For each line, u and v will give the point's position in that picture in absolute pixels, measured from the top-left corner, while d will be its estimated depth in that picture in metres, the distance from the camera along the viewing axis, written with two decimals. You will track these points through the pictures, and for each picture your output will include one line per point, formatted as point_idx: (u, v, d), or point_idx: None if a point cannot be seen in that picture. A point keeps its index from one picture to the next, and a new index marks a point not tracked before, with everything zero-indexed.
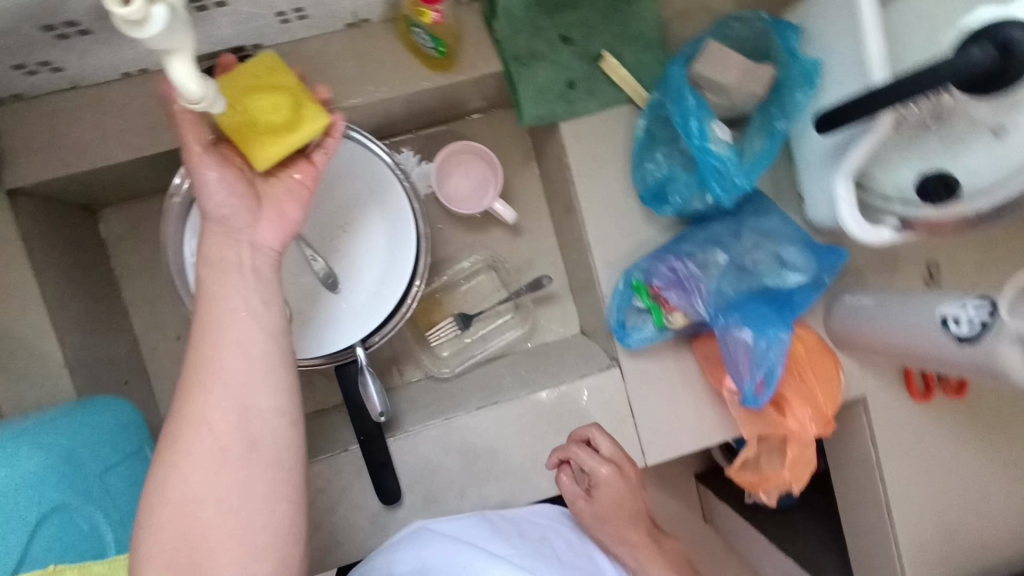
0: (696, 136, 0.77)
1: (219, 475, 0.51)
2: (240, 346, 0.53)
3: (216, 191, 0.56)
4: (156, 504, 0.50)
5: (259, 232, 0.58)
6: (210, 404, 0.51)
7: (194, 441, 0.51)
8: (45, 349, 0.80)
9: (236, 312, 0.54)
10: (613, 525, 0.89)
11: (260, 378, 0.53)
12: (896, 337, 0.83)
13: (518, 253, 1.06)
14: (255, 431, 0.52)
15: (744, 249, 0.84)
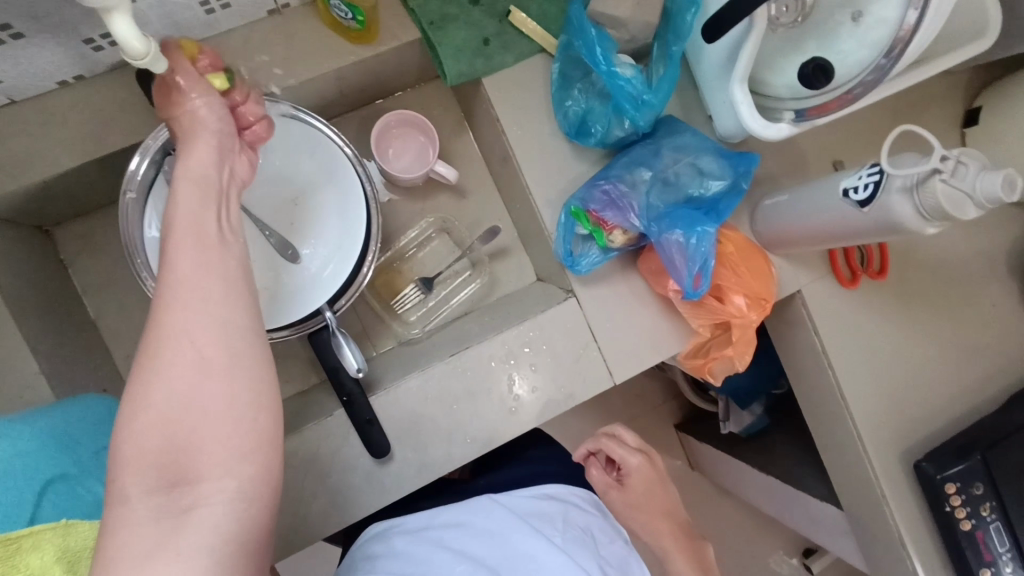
0: (602, 63, 0.85)
1: (203, 382, 0.52)
2: (211, 266, 0.55)
3: (209, 118, 0.61)
4: (139, 411, 0.51)
5: (234, 167, 0.64)
6: (189, 315, 0.52)
7: (176, 350, 0.52)
8: (15, 358, 0.81)
9: (210, 233, 0.56)
10: (644, 515, 0.98)
11: (235, 294, 0.55)
12: (812, 223, 0.91)
13: (466, 214, 1.12)
14: (232, 344, 0.54)
15: (666, 165, 0.93)
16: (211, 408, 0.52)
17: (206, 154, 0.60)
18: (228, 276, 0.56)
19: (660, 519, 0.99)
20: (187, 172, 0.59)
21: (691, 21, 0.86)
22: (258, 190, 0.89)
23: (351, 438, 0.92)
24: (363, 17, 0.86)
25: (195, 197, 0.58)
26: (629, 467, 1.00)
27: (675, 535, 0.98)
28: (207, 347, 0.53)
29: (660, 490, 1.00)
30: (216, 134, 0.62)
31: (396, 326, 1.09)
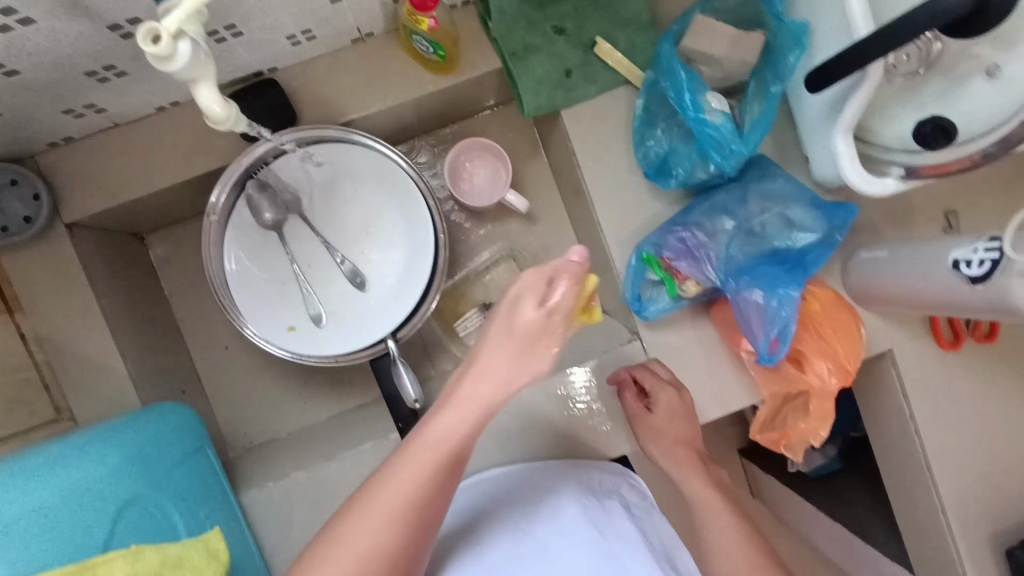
0: (690, 108, 0.79)
1: (396, 530, 0.60)
2: (452, 435, 0.64)
3: (532, 305, 0.64)
4: (338, 548, 0.59)
5: (499, 375, 0.65)
6: (426, 462, 0.62)
7: (388, 494, 0.61)
8: (110, 363, 0.89)
9: (495, 379, 0.65)
10: (664, 440, 0.90)
11: (437, 472, 0.62)
12: (912, 287, 0.83)
13: (535, 240, 1.10)
14: (421, 512, 0.62)
15: (750, 214, 0.87)
16: (400, 540, 0.60)
17: (497, 367, 0.64)
18: (422, 497, 0.62)
19: (680, 446, 0.91)
20: (474, 389, 0.65)
21: (793, 63, 0.80)
22: (329, 218, 0.91)
23: None
24: (444, 50, 0.85)
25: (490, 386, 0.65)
26: (659, 399, 0.89)
27: (693, 463, 0.90)
28: (399, 507, 0.61)
29: (686, 422, 0.90)
30: (551, 330, 0.65)
31: (455, 349, 1.09)
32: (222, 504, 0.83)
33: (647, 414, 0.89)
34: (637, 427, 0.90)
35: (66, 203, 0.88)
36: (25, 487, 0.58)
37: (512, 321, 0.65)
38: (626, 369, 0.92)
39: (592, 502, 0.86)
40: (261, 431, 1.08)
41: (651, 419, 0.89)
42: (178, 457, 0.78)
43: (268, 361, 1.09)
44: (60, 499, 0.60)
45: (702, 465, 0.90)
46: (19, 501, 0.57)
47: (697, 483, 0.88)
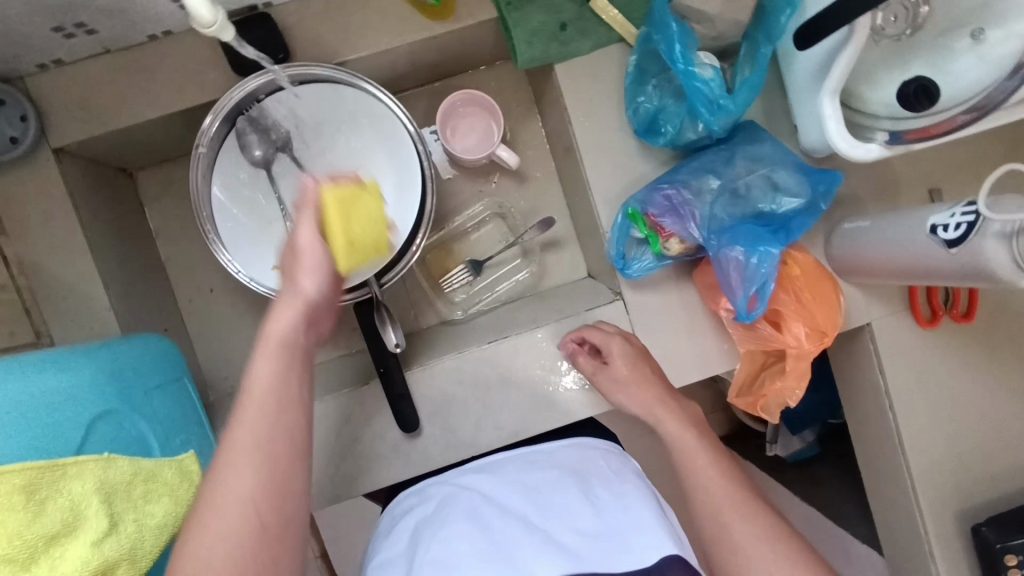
0: (680, 60, 0.80)
1: (235, 539, 0.53)
2: (274, 378, 0.59)
3: (308, 242, 0.62)
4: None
5: (303, 283, 0.62)
6: (250, 420, 0.57)
7: (218, 491, 0.54)
8: (91, 292, 0.88)
9: (297, 329, 0.62)
10: (631, 388, 0.88)
11: (275, 450, 0.57)
12: (890, 254, 0.84)
13: (525, 201, 1.11)
14: (274, 501, 0.55)
15: (737, 175, 0.87)
16: (259, 521, 0.54)
17: (292, 321, 0.61)
18: (255, 504, 0.54)
19: (647, 389, 0.88)
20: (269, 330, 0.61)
21: (785, 22, 0.80)
22: (320, 159, 0.92)
23: (384, 408, 0.94)
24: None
25: (290, 327, 0.61)
26: (612, 352, 0.90)
27: (663, 400, 0.87)
28: (237, 508, 0.54)
29: (647, 367, 0.90)
30: (316, 301, 0.63)
31: (440, 305, 1.09)
32: (199, 436, 0.84)
33: (605, 368, 0.89)
34: (602, 384, 0.90)
35: (54, 128, 0.87)
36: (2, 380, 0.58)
37: (292, 302, 0.62)
38: (575, 335, 0.94)
39: (577, 476, 0.82)
40: (240, 375, 1.08)
41: (612, 369, 0.89)
42: (154, 381, 0.79)
43: (251, 306, 1.08)
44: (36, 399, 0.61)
45: (674, 404, 0.87)
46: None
47: (672, 427, 0.85)
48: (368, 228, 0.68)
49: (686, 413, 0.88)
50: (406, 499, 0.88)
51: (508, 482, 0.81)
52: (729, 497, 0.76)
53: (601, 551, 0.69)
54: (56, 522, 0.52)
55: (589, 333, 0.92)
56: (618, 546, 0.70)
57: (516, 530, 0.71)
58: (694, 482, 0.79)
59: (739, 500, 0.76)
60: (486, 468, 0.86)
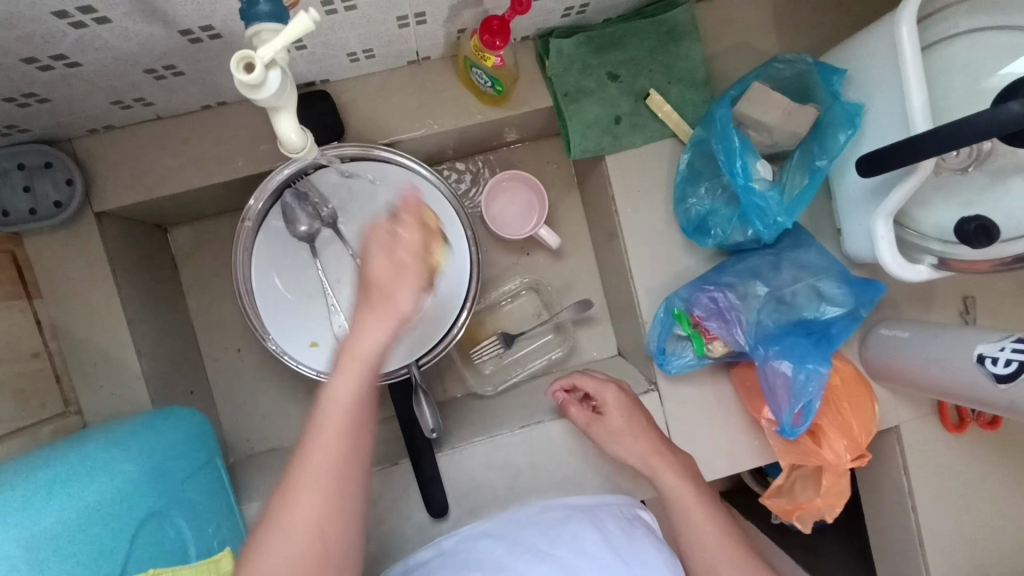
0: (740, 175, 0.81)
1: (325, 526, 0.56)
2: (360, 391, 0.59)
3: (402, 254, 0.58)
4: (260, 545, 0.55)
5: (393, 291, 0.57)
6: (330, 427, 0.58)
7: (308, 487, 0.56)
8: (124, 359, 0.87)
9: (369, 355, 0.58)
10: (626, 440, 0.84)
11: (350, 431, 0.58)
12: (932, 373, 0.85)
13: (560, 276, 1.10)
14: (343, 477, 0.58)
15: (782, 282, 0.88)
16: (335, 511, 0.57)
17: (405, 301, 0.57)
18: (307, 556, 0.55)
19: (641, 439, 0.84)
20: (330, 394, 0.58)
21: (843, 142, 0.81)
22: (364, 236, 0.91)
23: (411, 489, 0.93)
24: (502, 87, 0.86)
25: (370, 348, 0.58)
26: (606, 400, 0.88)
27: (660, 450, 0.83)
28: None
29: (643, 417, 0.87)
30: (405, 317, 0.58)
31: (470, 375, 1.08)
32: (226, 515, 0.83)
33: (601, 419, 0.87)
34: (596, 436, 0.86)
35: (99, 192, 0.86)
36: (53, 502, 0.56)
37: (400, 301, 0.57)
38: (561, 384, 0.91)
39: (591, 513, 0.80)
40: (262, 436, 1.06)
41: (608, 421, 0.86)
42: (195, 466, 0.78)
43: (278, 368, 1.07)
44: (87, 516, 0.58)
45: (672, 457, 0.83)
46: (49, 520, 0.55)
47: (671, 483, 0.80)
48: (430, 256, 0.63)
49: (684, 467, 0.83)
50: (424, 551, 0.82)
51: (524, 518, 0.80)
52: (727, 550, 0.76)
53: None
54: None
55: (579, 379, 0.90)
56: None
57: None
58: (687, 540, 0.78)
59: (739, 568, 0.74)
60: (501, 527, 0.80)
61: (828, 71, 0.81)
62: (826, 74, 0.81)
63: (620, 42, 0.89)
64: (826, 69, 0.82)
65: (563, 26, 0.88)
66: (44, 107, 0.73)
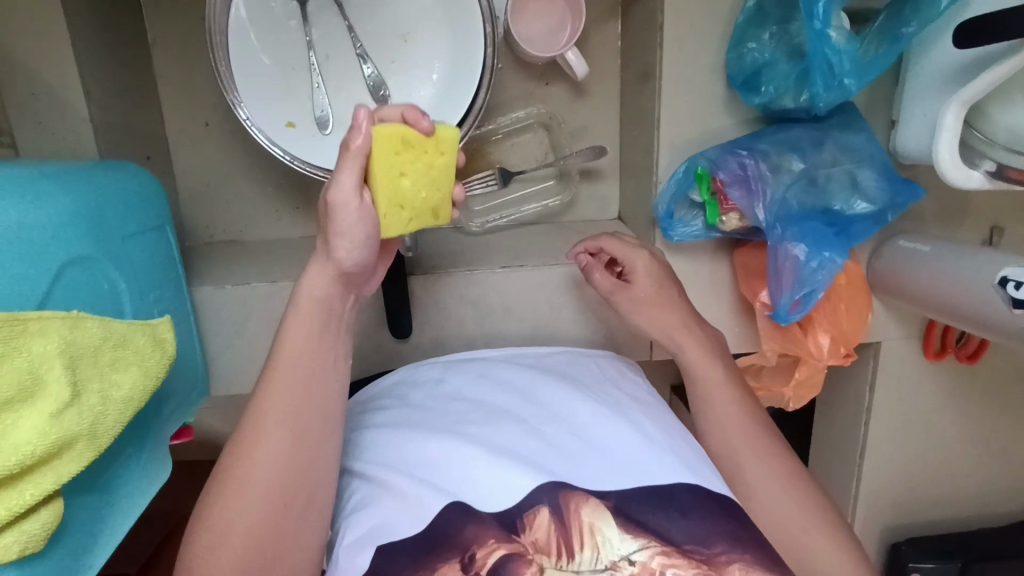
0: (818, 18, 0.68)
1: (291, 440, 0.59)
2: (302, 376, 0.60)
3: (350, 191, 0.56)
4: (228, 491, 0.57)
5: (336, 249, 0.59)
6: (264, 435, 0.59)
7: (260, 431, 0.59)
8: (69, 97, 0.76)
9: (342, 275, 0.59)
10: (650, 312, 0.80)
11: (297, 410, 0.60)
12: (944, 290, 0.80)
13: (575, 117, 0.99)
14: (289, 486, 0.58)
15: (820, 162, 0.79)
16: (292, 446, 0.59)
17: (350, 221, 0.57)
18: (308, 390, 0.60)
19: (670, 311, 0.80)
20: (295, 313, 0.61)
21: (945, 6, 0.68)
22: (365, 12, 0.78)
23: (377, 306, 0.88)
24: None
25: (324, 295, 0.61)
26: (635, 268, 0.81)
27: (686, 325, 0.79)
28: (292, 410, 0.59)
29: (670, 285, 0.81)
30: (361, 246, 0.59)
31: (457, 211, 0.99)
32: (174, 291, 0.76)
33: (626, 288, 0.81)
34: (620, 305, 0.81)
35: None
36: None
37: (349, 212, 0.56)
38: (585, 246, 0.84)
39: (567, 377, 0.75)
40: (225, 226, 0.98)
41: (633, 289, 0.80)
42: (137, 229, 0.70)
43: (248, 155, 0.96)
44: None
45: (697, 329, 0.80)
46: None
47: (696, 351, 0.78)
48: (427, 188, 0.62)
49: (710, 341, 0.80)
50: (382, 409, 0.74)
51: (481, 382, 0.74)
52: (746, 438, 0.74)
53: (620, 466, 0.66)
54: (7, 384, 0.45)
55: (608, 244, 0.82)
56: (637, 465, 0.66)
57: (507, 430, 0.68)
58: (707, 408, 0.76)
59: (760, 435, 0.74)
60: (475, 369, 0.77)
61: None
62: None
63: None
64: None
65: None
66: None
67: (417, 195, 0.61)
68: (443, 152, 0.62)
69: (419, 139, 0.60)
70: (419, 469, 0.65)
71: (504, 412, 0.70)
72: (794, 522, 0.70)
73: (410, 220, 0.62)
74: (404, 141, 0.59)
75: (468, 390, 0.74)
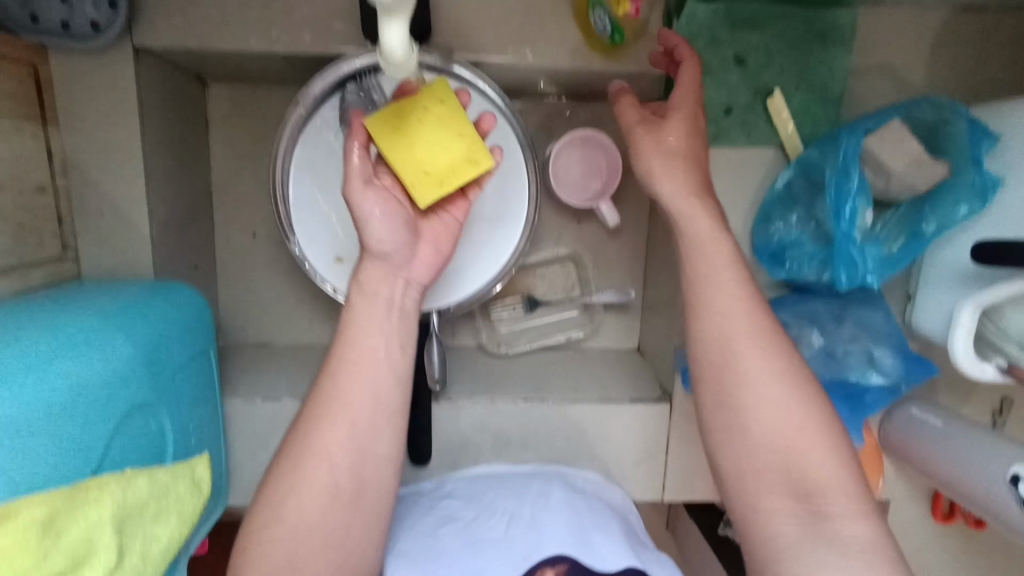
0: (845, 218, 0.74)
1: (334, 445, 0.67)
2: (375, 357, 0.69)
3: (376, 211, 0.66)
4: (283, 498, 0.65)
5: (377, 240, 0.67)
6: (330, 433, 0.67)
7: (333, 417, 0.67)
8: (134, 218, 0.80)
9: (386, 312, 0.70)
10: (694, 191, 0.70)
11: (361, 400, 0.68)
12: (953, 469, 0.81)
13: (604, 254, 1.04)
14: (359, 477, 0.68)
15: (839, 338, 0.82)
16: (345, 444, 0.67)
17: (383, 229, 0.67)
18: (377, 406, 0.69)
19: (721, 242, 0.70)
20: (364, 286, 0.69)
21: (963, 215, 0.72)
22: None
23: None
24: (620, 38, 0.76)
25: (377, 284, 0.70)
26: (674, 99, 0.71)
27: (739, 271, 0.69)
28: (358, 413, 0.68)
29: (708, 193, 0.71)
30: (392, 249, 0.68)
31: (483, 329, 1.03)
32: (210, 412, 0.78)
33: (653, 129, 0.71)
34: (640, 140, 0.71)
35: (140, 26, 0.76)
36: (37, 373, 0.50)
37: (383, 227, 0.67)
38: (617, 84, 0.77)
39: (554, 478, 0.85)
40: (258, 330, 1.01)
41: (661, 135, 0.70)
42: (185, 358, 0.73)
43: (289, 265, 1.00)
44: (69, 398, 0.52)
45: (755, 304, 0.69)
46: (27, 397, 0.48)
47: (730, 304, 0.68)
48: (447, 145, 0.69)
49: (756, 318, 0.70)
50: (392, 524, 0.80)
51: (485, 483, 0.84)
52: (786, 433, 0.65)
53: (590, 553, 0.74)
54: (66, 557, 0.47)
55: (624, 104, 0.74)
56: (599, 556, 0.74)
57: (498, 523, 0.77)
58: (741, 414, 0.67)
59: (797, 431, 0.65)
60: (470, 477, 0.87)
61: (978, 135, 0.71)
62: (975, 135, 0.71)
63: (760, 24, 0.77)
64: (977, 130, 0.71)
65: None
66: None
67: (427, 159, 0.68)
68: (444, 104, 0.69)
69: (410, 104, 0.69)
70: (420, 557, 0.73)
71: (496, 505, 0.79)
72: (789, 456, 0.64)
73: (435, 188, 0.68)
74: (397, 116, 0.69)
75: (467, 487, 0.84)
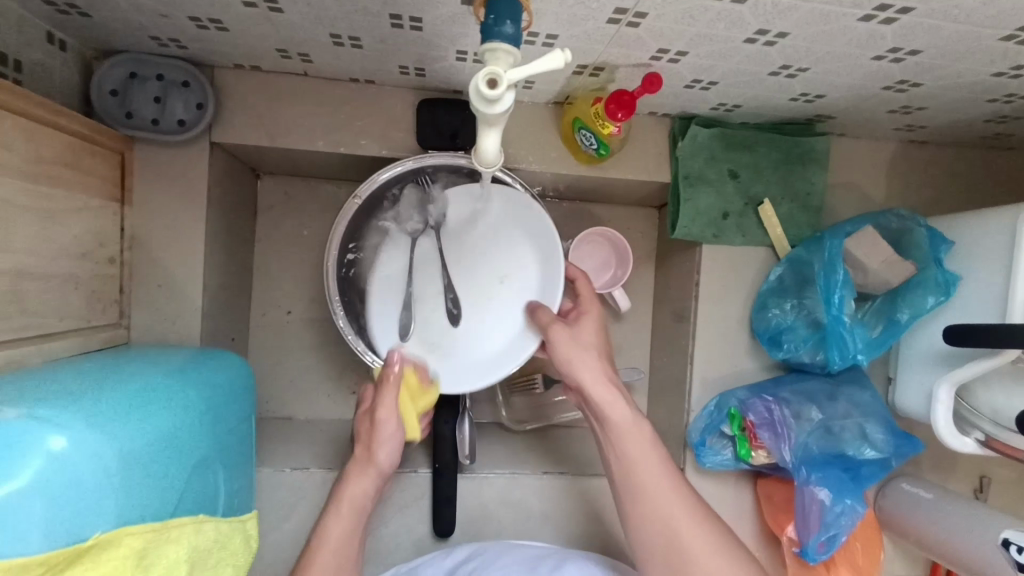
0: (834, 306, 0.85)
1: (337, 521, 0.78)
2: (337, 558, 0.76)
3: (385, 416, 0.79)
4: (321, 542, 0.76)
5: (379, 455, 0.79)
6: (329, 529, 0.77)
7: (331, 519, 0.77)
8: (187, 290, 0.86)
9: (367, 490, 0.79)
10: (586, 369, 0.77)
11: (354, 515, 0.78)
12: (950, 541, 0.88)
13: (613, 337, 1.13)
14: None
15: (836, 413, 0.89)
16: (354, 532, 0.78)
17: (387, 436, 0.79)
18: (348, 537, 0.77)
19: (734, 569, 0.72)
20: (372, 458, 0.79)
21: (932, 304, 0.84)
22: (471, 254, 0.84)
23: (422, 501, 0.92)
24: (605, 152, 0.84)
25: (364, 494, 0.79)
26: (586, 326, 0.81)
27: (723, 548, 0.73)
28: (343, 559, 0.77)
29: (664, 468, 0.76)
30: (382, 471, 0.80)
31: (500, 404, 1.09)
32: (246, 487, 0.77)
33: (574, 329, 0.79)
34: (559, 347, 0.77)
35: (221, 124, 0.86)
36: (129, 416, 0.52)
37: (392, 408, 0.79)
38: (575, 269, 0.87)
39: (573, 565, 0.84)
40: (284, 403, 1.04)
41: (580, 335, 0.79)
42: (238, 419, 0.76)
43: (318, 341, 1.05)
44: (153, 443, 0.54)
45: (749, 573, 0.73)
46: (121, 439, 0.49)
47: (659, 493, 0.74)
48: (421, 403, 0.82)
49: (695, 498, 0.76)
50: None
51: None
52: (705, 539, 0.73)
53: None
54: None
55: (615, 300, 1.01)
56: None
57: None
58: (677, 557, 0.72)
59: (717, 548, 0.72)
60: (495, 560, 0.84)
61: (937, 240, 0.86)
62: (935, 240, 0.86)
63: (750, 146, 0.92)
64: (935, 236, 0.86)
65: (705, 115, 0.92)
66: (218, 35, 0.74)
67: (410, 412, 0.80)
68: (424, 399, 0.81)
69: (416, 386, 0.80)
70: None
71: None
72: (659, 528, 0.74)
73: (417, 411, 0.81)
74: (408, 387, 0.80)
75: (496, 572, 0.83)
